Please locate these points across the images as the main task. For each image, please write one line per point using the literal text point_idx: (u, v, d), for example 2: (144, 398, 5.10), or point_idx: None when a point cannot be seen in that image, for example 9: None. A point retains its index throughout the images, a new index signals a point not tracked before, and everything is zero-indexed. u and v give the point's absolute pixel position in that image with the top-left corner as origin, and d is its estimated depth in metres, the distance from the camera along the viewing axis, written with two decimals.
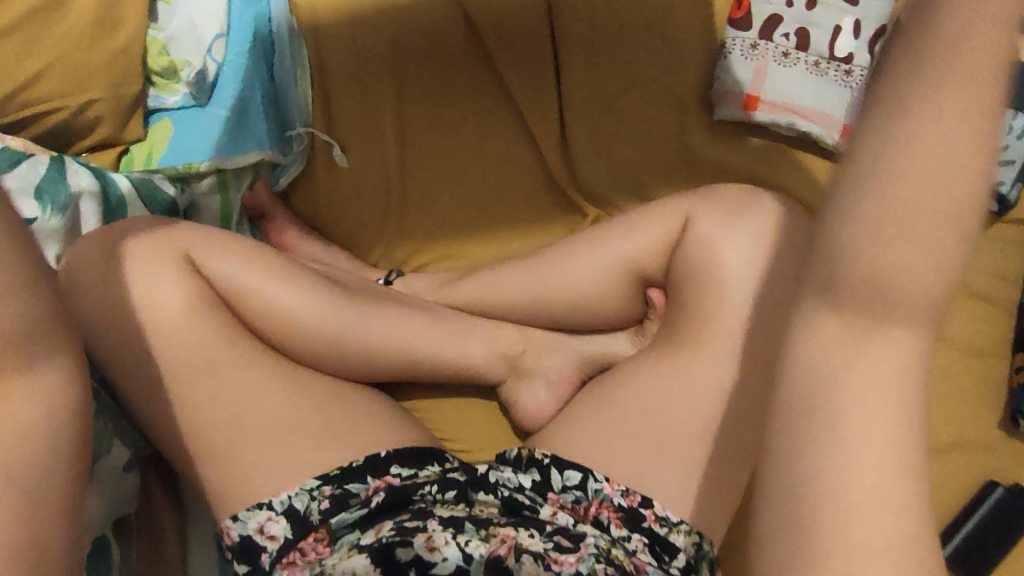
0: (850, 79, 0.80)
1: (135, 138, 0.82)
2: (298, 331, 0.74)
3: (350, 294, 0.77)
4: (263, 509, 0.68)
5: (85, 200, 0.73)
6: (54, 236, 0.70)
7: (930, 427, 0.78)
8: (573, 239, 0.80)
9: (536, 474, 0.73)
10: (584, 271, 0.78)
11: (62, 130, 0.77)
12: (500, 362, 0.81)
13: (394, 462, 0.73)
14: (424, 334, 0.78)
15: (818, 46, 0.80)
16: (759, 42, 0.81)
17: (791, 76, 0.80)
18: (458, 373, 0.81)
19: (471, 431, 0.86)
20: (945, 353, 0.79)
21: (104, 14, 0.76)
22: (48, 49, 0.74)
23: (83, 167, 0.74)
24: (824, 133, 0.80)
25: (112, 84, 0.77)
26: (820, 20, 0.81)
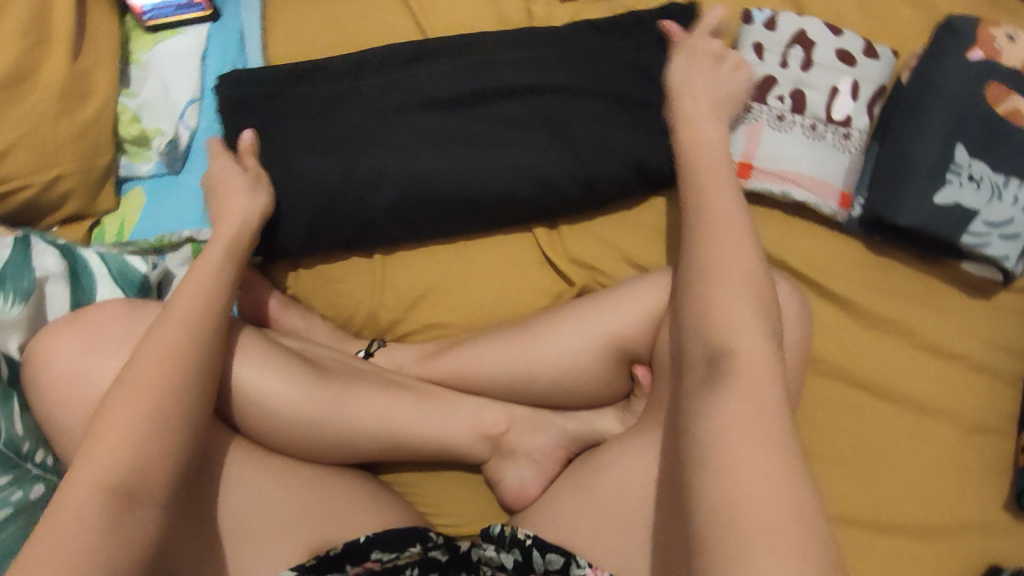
0: (848, 142, 0.77)
1: (109, 209, 0.80)
2: (271, 419, 0.71)
3: (322, 376, 0.74)
4: None
5: (51, 281, 0.71)
6: (16, 325, 0.66)
7: (935, 509, 0.74)
8: (556, 314, 0.77)
9: (517, 555, 0.69)
10: (566, 347, 0.74)
11: (30, 206, 0.74)
12: (481, 441, 0.78)
13: (375, 548, 0.69)
14: (402, 410, 0.76)
15: (815, 109, 0.77)
16: (752, 105, 0.77)
17: (786, 142, 0.76)
18: (438, 451, 0.78)
19: (458, 506, 0.82)
20: (948, 430, 0.75)
21: (73, 86, 0.74)
22: (12, 124, 0.71)
23: (50, 247, 0.72)
24: (822, 201, 0.77)
25: (82, 156, 0.75)
26: (815, 82, 0.77)
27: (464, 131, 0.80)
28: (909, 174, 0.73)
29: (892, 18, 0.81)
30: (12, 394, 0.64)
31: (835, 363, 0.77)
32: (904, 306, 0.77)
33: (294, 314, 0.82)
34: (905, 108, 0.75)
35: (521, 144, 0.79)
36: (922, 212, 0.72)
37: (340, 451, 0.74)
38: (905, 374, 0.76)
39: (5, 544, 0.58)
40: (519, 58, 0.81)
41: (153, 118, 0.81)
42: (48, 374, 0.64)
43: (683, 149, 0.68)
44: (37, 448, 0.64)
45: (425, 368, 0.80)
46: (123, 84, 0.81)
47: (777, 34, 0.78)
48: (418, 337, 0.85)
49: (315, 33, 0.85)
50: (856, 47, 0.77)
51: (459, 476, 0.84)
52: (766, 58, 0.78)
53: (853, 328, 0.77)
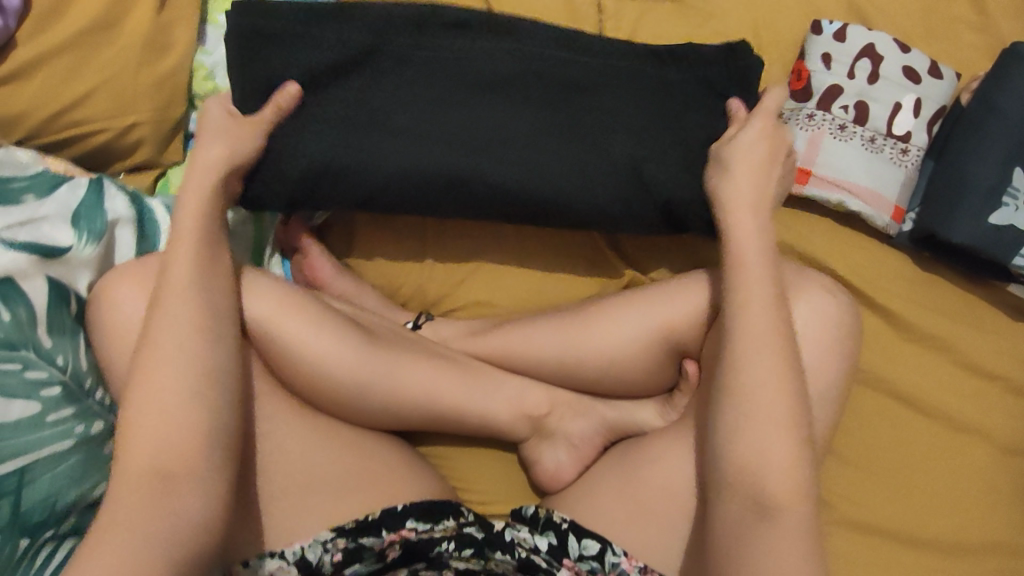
0: (906, 158, 0.79)
1: (176, 161, 0.82)
2: (324, 380, 0.71)
3: (375, 343, 0.75)
4: (274, 558, 0.67)
5: (120, 226, 0.72)
6: (87, 264, 0.67)
7: (963, 526, 0.75)
8: (607, 302, 0.78)
9: (552, 538, 0.71)
10: (615, 336, 0.76)
11: (104, 150, 0.76)
12: (523, 421, 0.79)
13: (411, 517, 0.71)
14: (449, 383, 0.77)
15: (876, 122, 0.79)
16: (816, 112, 0.79)
17: (847, 152, 0.78)
18: (480, 426, 0.79)
19: (490, 483, 0.84)
20: (983, 450, 0.77)
21: (154, 38, 0.75)
22: (95, 70, 0.73)
23: (120, 192, 0.73)
24: (875, 214, 0.78)
25: (157, 107, 0.76)
26: (880, 95, 0.79)
27: (497, 126, 0.72)
28: (965, 194, 0.74)
29: (955, 41, 0.83)
30: (79, 330, 0.64)
31: (875, 373, 0.78)
32: (948, 324, 0.78)
33: (348, 280, 0.83)
34: (964, 129, 0.77)
35: (553, 153, 0.73)
36: (976, 233, 0.74)
37: (387, 419, 0.76)
38: (943, 390, 0.78)
39: (68, 472, 0.59)
40: (579, 60, 0.75)
41: (226, 77, 0.81)
42: (109, 317, 0.63)
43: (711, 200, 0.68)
44: (97, 385, 0.64)
45: (472, 345, 0.81)
46: (199, 41, 0.81)
47: (847, 45, 0.80)
48: (464, 313, 0.86)
49: None
50: (921, 66, 0.79)
51: (492, 454, 0.85)
52: (833, 68, 0.79)
53: (896, 340, 0.79)
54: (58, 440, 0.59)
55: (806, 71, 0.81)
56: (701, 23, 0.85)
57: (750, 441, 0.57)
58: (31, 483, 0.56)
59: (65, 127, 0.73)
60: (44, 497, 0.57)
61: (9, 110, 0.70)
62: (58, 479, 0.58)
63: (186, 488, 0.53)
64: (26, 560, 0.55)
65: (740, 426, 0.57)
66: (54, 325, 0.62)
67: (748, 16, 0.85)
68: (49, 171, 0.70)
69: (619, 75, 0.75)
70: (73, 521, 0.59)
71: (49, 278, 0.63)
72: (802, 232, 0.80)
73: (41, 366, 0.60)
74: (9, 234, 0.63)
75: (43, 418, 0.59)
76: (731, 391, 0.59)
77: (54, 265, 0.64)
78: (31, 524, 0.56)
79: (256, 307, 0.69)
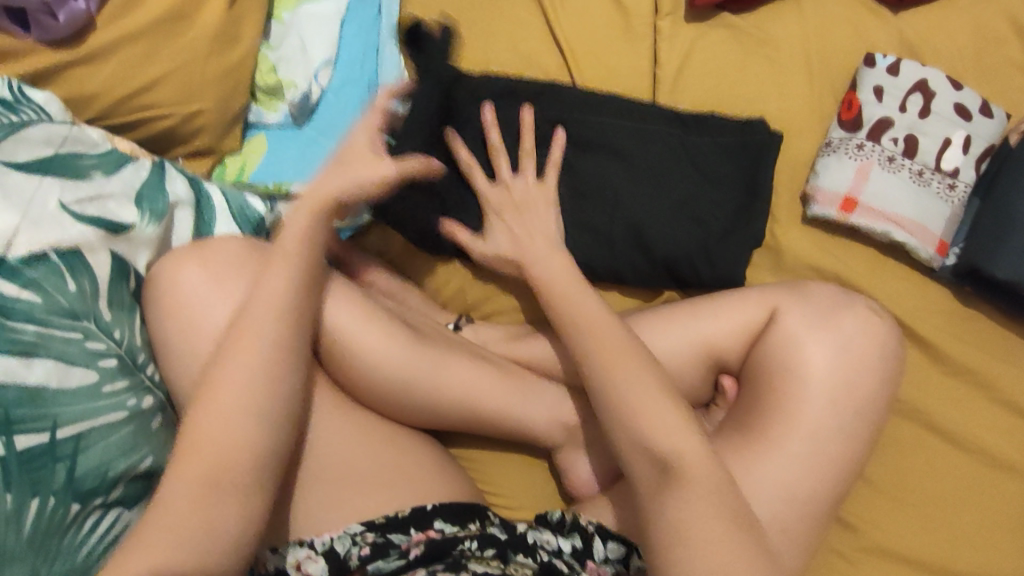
0: (953, 193, 0.80)
1: (232, 150, 0.84)
2: (370, 374, 0.72)
3: (419, 340, 0.75)
4: (304, 546, 0.67)
5: (180, 208, 0.73)
6: (148, 243, 0.68)
7: (992, 563, 0.75)
8: (647, 314, 0.78)
9: (577, 540, 0.72)
10: (660, 348, 0.75)
11: (166, 136, 0.78)
12: (558, 429, 0.79)
13: (439, 516, 0.70)
14: (487, 385, 0.77)
15: (925, 156, 0.80)
16: (866, 143, 0.80)
17: (894, 184, 0.79)
18: (514, 430, 0.80)
19: (518, 488, 0.84)
20: (1017, 487, 0.77)
21: (224, 32, 0.78)
22: (166, 57, 0.75)
23: (181, 176, 0.75)
24: (920, 246, 0.79)
25: (222, 98, 0.79)
26: (930, 130, 0.80)
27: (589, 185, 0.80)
28: (1009, 235, 0.75)
29: (1004, 82, 0.84)
30: (136, 308, 0.65)
31: (911, 404, 0.79)
32: (986, 360, 0.79)
33: (392, 280, 0.84)
34: (1014, 167, 0.77)
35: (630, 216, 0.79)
36: (1022, 270, 0.74)
37: (423, 416, 0.76)
38: (978, 425, 0.78)
39: (120, 443, 0.60)
40: (675, 135, 0.81)
41: (288, 70, 0.86)
42: (165, 295, 0.64)
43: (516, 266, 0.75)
44: (149, 362, 0.65)
45: (509, 348, 0.82)
46: (264, 37, 0.86)
47: (899, 79, 0.81)
48: (503, 318, 0.87)
49: (451, 15, 0.89)
50: (973, 104, 0.81)
51: (523, 459, 0.85)
52: (885, 100, 0.81)
53: (934, 373, 0.79)
54: (112, 410, 0.60)
55: (857, 101, 0.82)
56: (755, 48, 0.86)
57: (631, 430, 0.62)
58: (86, 450, 0.58)
59: (132, 110, 0.74)
60: (96, 464, 0.58)
61: (81, 90, 0.71)
62: (110, 449, 0.60)
63: (237, 467, 0.55)
64: (77, 524, 0.57)
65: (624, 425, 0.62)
66: (114, 300, 0.63)
67: (801, 45, 0.86)
68: (117, 150, 0.71)
69: (700, 149, 0.81)
70: (122, 490, 0.60)
71: (114, 253, 0.64)
72: (845, 259, 0.81)
73: (100, 338, 0.61)
74: (77, 208, 0.64)
75: (99, 388, 0.60)
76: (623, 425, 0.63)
77: (118, 242, 0.65)
78: (84, 489, 0.57)
79: (338, 313, 0.71)
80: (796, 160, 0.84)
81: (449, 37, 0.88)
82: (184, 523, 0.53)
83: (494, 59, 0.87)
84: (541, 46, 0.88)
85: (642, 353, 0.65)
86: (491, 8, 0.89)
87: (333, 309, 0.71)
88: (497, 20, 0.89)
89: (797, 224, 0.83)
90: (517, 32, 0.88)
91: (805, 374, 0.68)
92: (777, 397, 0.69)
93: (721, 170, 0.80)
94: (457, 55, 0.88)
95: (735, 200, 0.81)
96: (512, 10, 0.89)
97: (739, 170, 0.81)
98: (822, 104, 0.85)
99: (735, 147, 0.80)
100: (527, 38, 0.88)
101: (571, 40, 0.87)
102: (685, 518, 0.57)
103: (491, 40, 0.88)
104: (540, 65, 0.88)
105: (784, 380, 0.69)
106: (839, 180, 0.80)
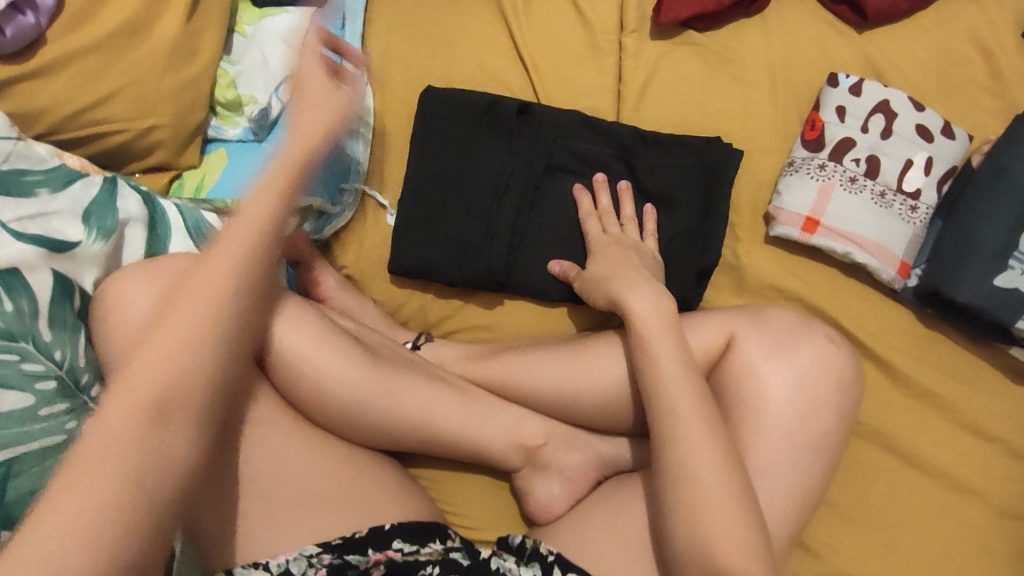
0: (915, 215, 0.79)
1: (191, 165, 0.83)
2: (318, 394, 0.70)
3: (378, 362, 0.74)
4: (257, 569, 0.62)
5: (132, 225, 0.72)
6: (95, 261, 0.67)
7: None
8: (608, 336, 0.77)
9: (537, 570, 0.69)
10: (618, 373, 0.74)
11: (121, 151, 0.77)
12: (516, 451, 0.79)
13: (397, 537, 0.67)
14: (450, 407, 0.76)
15: (887, 177, 0.79)
16: (828, 163, 0.80)
17: (856, 205, 0.79)
18: (475, 453, 0.79)
19: (479, 508, 0.83)
20: (978, 512, 0.76)
21: (182, 45, 0.77)
22: (121, 72, 0.74)
23: (134, 193, 0.73)
24: (882, 268, 0.78)
25: (178, 113, 0.77)
26: (892, 151, 0.79)
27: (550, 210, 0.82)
28: (969, 256, 0.75)
29: (967, 103, 0.84)
30: (81, 326, 0.64)
31: (873, 427, 0.78)
32: (949, 383, 0.78)
33: (350, 297, 0.83)
34: (975, 190, 0.77)
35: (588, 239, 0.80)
36: (982, 293, 0.74)
37: (381, 442, 0.75)
38: (939, 448, 0.77)
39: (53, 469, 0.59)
40: (642, 160, 0.82)
41: (248, 86, 0.84)
42: (109, 314, 0.63)
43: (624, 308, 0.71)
44: (93, 382, 0.64)
45: (472, 370, 0.81)
46: (226, 51, 0.85)
47: (861, 100, 0.81)
48: (465, 336, 0.87)
49: (415, 31, 0.88)
50: (934, 125, 0.80)
51: (485, 479, 0.84)
52: (847, 121, 0.80)
53: (896, 395, 0.79)
54: (48, 435, 0.59)
55: (820, 121, 0.81)
56: (720, 66, 0.86)
57: (696, 474, 0.62)
58: (14, 477, 0.57)
59: (85, 125, 0.73)
60: (29, 491, 0.57)
61: (31, 105, 0.71)
62: (44, 474, 0.58)
63: None
64: None
65: (684, 472, 0.62)
66: (57, 320, 0.62)
67: (766, 63, 0.86)
68: (66, 166, 0.70)
69: (658, 168, 0.81)
70: None
71: (55, 272, 0.63)
72: (807, 281, 0.81)
73: (38, 360, 0.60)
74: (18, 226, 0.63)
75: (36, 412, 0.59)
76: (680, 482, 0.62)
77: (61, 260, 0.64)
78: (8, 516, 0.56)
79: (330, 363, 0.70)
80: (760, 180, 0.84)
81: (412, 52, 0.87)
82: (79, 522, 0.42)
83: (457, 75, 0.87)
84: (505, 63, 0.87)
85: (710, 415, 0.64)
86: (455, 24, 0.88)
87: (327, 359, 0.70)
88: (461, 36, 0.88)
89: (761, 244, 0.82)
90: (481, 48, 0.87)
91: (763, 403, 0.69)
92: (737, 426, 0.69)
93: (679, 192, 0.80)
94: (420, 71, 0.87)
95: (691, 224, 0.80)
96: (476, 25, 0.88)
97: (697, 190, 0.80)
98: (785, 124, 0.85)
99: (698, 166, 0.80)
100: (491, 54, 0.87)
101: (535, 57, 0.87)
102: (717, 554, 0.59)
103: (455, 55, 0.87)
104: (504, 82, 0.87)
105: (747, 409, 0.69)
106: (801, 201, 0.79)
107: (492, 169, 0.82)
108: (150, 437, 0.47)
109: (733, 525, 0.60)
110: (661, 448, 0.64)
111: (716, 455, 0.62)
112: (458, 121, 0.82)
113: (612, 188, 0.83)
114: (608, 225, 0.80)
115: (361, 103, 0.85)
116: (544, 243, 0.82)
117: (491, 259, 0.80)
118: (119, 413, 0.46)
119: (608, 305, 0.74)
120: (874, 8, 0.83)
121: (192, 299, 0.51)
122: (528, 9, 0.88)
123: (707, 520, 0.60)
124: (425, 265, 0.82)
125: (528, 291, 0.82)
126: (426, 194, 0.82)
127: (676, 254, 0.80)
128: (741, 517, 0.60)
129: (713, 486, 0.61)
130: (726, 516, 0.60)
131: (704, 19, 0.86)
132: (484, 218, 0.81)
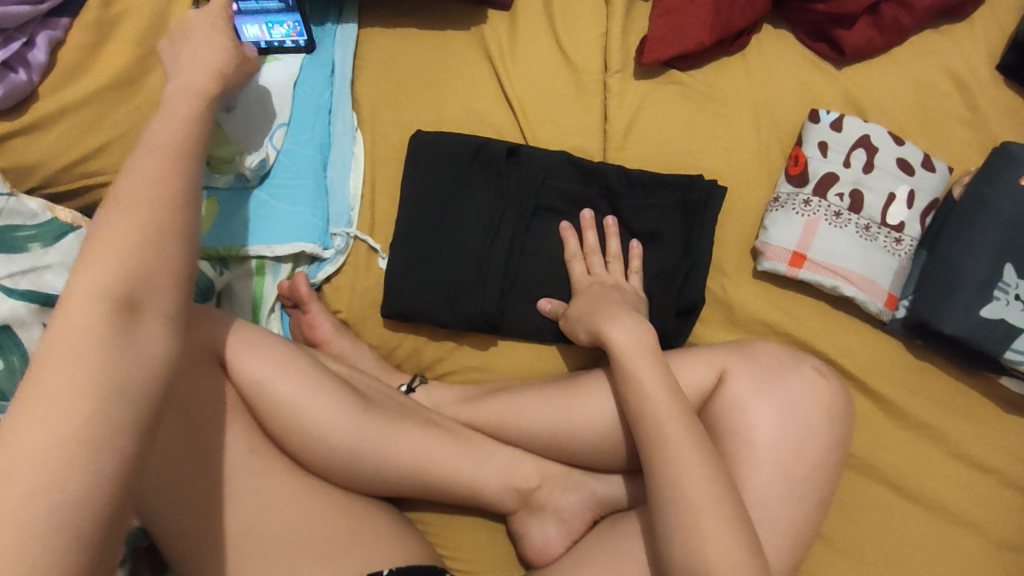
0: (899, 247, 0.81)
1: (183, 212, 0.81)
2: (310, 442, 0.70)
3: (369, 407, 0.74)
4: None
5: None
6: None
7: None
8: (600, 374, 0.77)
9: None
10: (609, 411, 0.74)
11: None
12: (511, 494, 0.78)
13: None
14: (443, 450, 0.76)
15: (871, 211, 0.81)
16: (813, 199, 0.81)
17: (841, 238, 0.80)
18: (467, 496, 0.79)
19: (472, 549, 0.82)
20: (976, 543, 0.76)
21: None
22: (113, 124, 0.74)
23: None
24: (870, 300, 0.79)
25: None
26: (874, 185, 0.81)
27: (540, 250, 0.83)
28: (955, 288, 0.76)
29: (948, 135, 0.86)
30: None
31: (867, 459, 0.79)
32: (941, 412, 0.79)
33: (344, 339, 0.84)
34: (957, 223, 0.78)
35: (577, 278, 0.81)
36: (967, 325, 0.75)
37: (376, 490, 0.75)
38: (934, 479, 0.78)
39: None
40: (629, 199, 0.83)
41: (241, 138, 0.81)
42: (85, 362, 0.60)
43: (613, 347, 0.71)
44: None
45: (465, 411, 0.82)
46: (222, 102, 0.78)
47: (842, 135, 0.82)
48: (458, 376, 0.88)
49: (401, 75, 0.89)
50: (914, 158, 0.82)
51: (477, 519, 0.84)
52: (829, 156, 0.82)
53: (890, 427, 0.79)
54: None
55: (803, 156, 0.83)
56: (703, 105, 0.87)
57: (689, 498, 0.62)
58: None
59: (78, 177, 0.74)
60: None
61: (24, 160, 0.71)
62: None
63: None
64: None
65: (677, 502, 0.62)
66: None
67: (749, 100, 0.87)
68: (57, 219, 0.69)
69: (644, 208, 0.83)
70: None
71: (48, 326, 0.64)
72: (796, 313, 0.82)
73: None
74: (9, 282, 0.63)
75: None
76: (682, 522, 0.62)
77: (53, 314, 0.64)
78: None
79: (325, 410, 0.70)
80: (747, 216, 0.85)
81: (399, 96, 0.89)
82: (52, 429, 0.39)
83: (446, 117, 0.88)
84: (492, 105, 0.88)
85: (706, 452, 0.64)
86: (442, 67, 0.89)
87: (320, 407, 0.70)
88: (447, 78, 0.89)
89: (750, 279, 0.83)
90: (467, 90, 0.89)
91: (757, 438, 0.69)
92: (732, 464, 0.69)
93: (666, 230, 0.82)
94: (407, 114, 0.88)
95: (672, 261, 0.82)
96: (462, 68, 0.89)
97: (683, 227, 0.82)
98: (769, 159, 0.86)
99: (683, 206, 0.82)
100: (478, 96, 0.88)
101: (521, 97, 0.88)
102: None
103: (443, 97, 0.88)
104: (492, 123, 0.88)
105: (743, 446, 0.69)
106: (788, 236, 0.80)
107: (482, 210, 0.83)
108: (115, 337, 0.43)
109: (739, 564, 0.59)
110: (655, 476, 0.65)
111: (706, 478, 0.63)
112: (449, 164, 0.83)
113: (598, 226, 0.84)
114: (598, 265, 0.81)
115: (351, 150, 0.87)
116: (535, 283, 0.83)
117: (484, 300, 0.81)
118: (76, 318, 0.42)
119: (591, 340, 0.75)
120: (852, 45, 0.85)
121: (115, 205, 0.47)
122: (514, 52, 0.89)
123: (713, 560, 0.59)
124: (418, 308, 0.82)
125: (520, 331, 0.83)
126: (416, 236, 0.83)
127: (666, 292, 0.82)
128: (746, 555, 0.59)
129: (715, 523, 0.60)
130: (732, 555, 0.59)
131: (686, 58, 0.88)
132: (475, 260, 0.82)
